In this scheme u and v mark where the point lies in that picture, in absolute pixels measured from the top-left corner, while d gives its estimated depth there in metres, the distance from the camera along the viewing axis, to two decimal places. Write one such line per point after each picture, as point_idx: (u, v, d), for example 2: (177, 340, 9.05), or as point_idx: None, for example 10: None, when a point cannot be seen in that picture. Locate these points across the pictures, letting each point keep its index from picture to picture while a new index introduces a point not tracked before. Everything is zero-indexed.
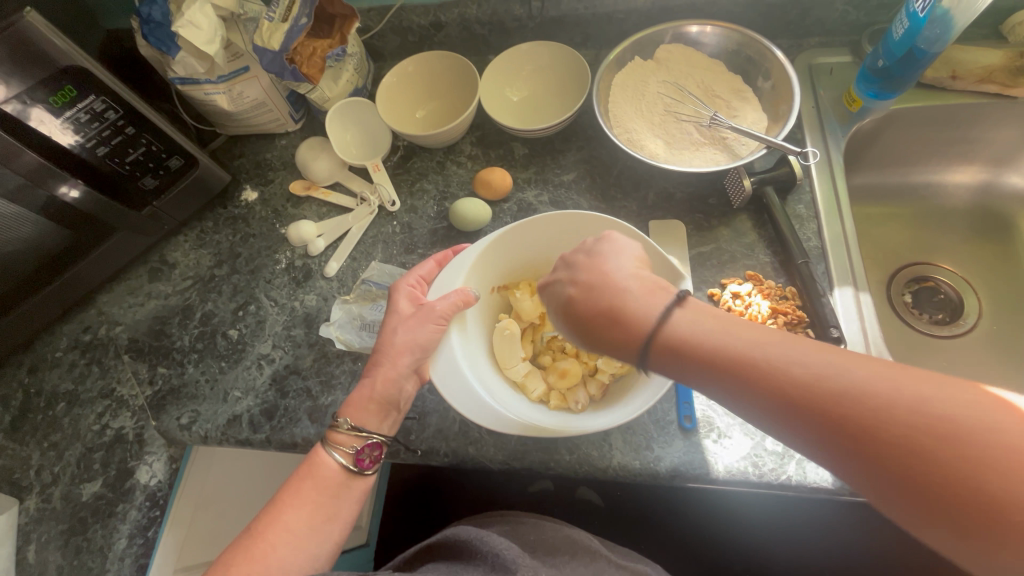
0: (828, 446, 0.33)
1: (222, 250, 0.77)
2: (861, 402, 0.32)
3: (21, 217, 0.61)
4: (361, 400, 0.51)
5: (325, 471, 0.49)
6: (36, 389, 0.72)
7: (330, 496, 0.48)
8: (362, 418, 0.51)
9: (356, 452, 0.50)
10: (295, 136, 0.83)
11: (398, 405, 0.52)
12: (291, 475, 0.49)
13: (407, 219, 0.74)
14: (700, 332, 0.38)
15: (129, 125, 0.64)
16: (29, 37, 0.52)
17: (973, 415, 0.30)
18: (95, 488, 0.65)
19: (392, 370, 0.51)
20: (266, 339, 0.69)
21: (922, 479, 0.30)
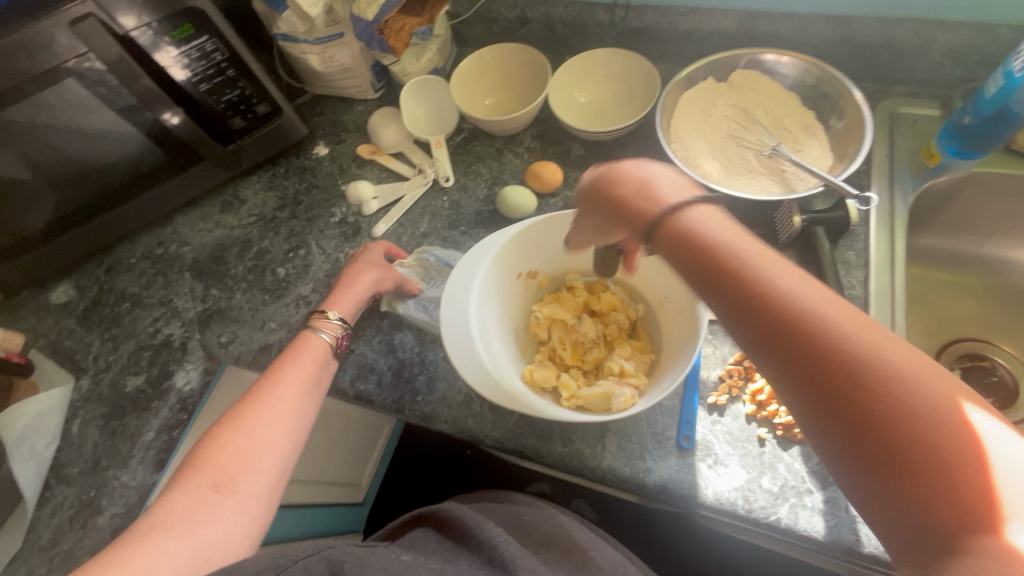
0: (800, 393, 0.31)
1: (287, 196, 0.83)
2: (875, 382, 0.29)
3: (127, 130, 0.70)
4: (345, 302, 0.63)
5: (314, 344, 0.59)
6: (109, 287, 0.81)
7: (319, 362, 0.58)
8: (349, 314, 0.63)
9: (339, 334, 0.61)
10: (372, 104, 0.89)
11: (357, 299, 0.64)
12: (286, 350, 0.58)
13: (457, 197, 0.77)
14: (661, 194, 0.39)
15: (231, 68, 0.70)
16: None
17: (920, 377, 0.29)
18: (138, 382, 0.73)
19: (353, 294, 0.64)
20: (308, 281, 0.75)
21: (851, 404, 0.29)
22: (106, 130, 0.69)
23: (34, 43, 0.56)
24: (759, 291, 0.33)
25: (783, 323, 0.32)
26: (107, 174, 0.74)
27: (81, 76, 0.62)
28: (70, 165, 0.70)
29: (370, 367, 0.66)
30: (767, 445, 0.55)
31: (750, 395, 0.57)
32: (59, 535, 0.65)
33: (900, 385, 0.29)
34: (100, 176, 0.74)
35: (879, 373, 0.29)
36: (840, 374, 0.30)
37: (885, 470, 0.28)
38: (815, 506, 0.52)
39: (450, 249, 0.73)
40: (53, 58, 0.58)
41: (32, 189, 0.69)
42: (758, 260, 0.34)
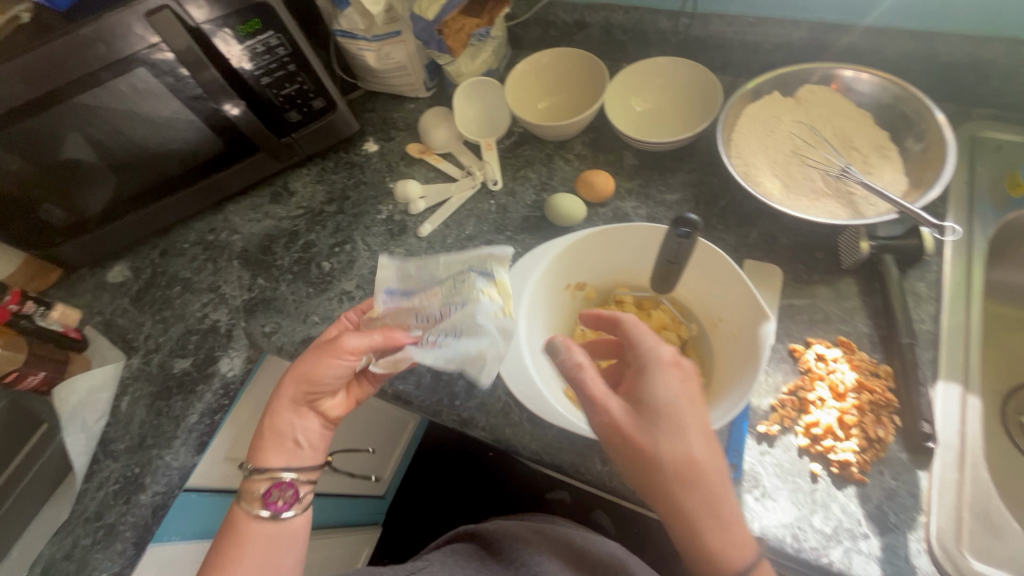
0: (631, 466, 0.45)
1: (335, 190, 0.84)
2: (684, 478, 0.44)
3: (190, 119, 0.72)
4: (269, 448, 0.54)
5: (249, 531, 0.51)
6: (162, 270, 0.84)
7: (263, 543, 0.51)
8: (274, 462, 0.53)
9: (269, 500, 0.52)
10: (424, 102, 0.89)
11: (294, 438, 0.54)
12: (216, 546, 0.51)
13: (505, 201, 0.77)
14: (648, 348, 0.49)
15: (292, 63, 0.71)
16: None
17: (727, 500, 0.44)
18: (185, 364, 0.75)
19: (291, 412, 0.54)
20: (352, 277, 0.76)
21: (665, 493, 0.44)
22: (170, 118, 0.71)
23: (109, 33, 0.58)
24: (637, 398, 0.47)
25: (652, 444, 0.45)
26: (167, 161, 0.76)
27: (152, 66, 0.63)
28: (135, 151, 0.73)
29: (410, 368, 0.66)
30: (820, 482, 0.52)
31: (804, 427, 0.54)
32: (101, 509, 0.66)
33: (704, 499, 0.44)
34: (161, 162, 0.76)
35: (698, 493, 0.44)
36: (663, 470, 0.44)
37: (675, 528, 0.45)
38: (870, 552, 0.49)
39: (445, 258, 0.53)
40: (125, 48, 0.60)
41: (98, 171, 0.72)
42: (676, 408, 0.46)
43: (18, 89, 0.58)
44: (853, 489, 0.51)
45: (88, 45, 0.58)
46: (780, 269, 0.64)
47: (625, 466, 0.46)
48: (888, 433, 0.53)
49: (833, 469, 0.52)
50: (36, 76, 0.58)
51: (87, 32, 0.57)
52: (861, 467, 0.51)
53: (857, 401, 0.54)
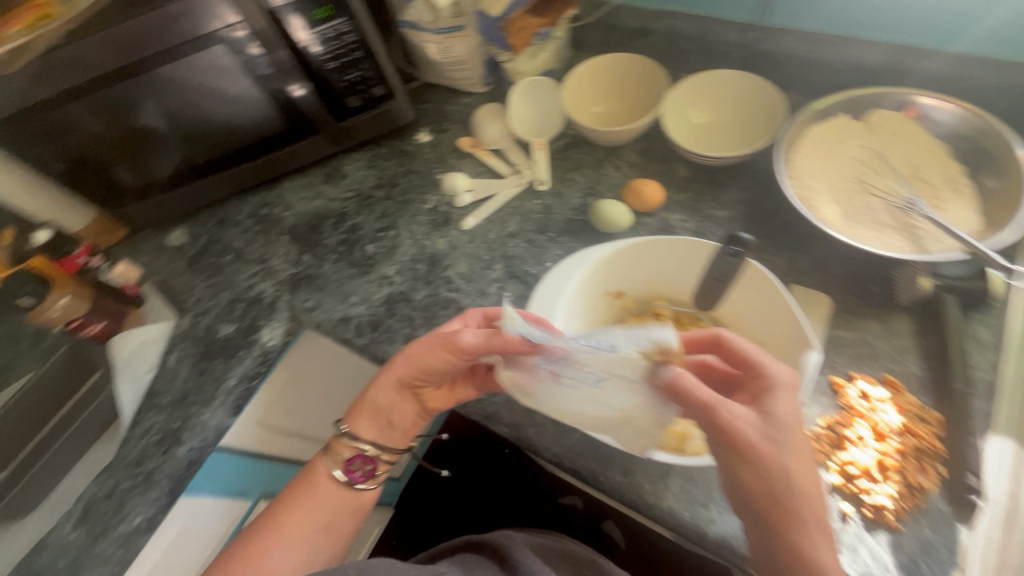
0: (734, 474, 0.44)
1: (386, 176, 0.86)
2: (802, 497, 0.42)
3: (257, 97, 0.75)
4: (362, 414, 0.61)
5: (327, 486, 0.59)
6: (217, 238, 0.88)
7: (331, 505, 0.59)
8: (360, 429, 0.61)
9: (349, 463, 0.59)
10: (479, 98, 0.90)
11: (389, 418, 0.61)
12: (297, 483, 0.59)
13: (550, 202, 0.77)
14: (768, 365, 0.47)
15: (358, 49, 0.73)
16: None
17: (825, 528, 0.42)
18: (229, 330, 0.78)
19: (389, 390, 0.60)
20: (393, 262, 0.77)
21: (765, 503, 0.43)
22: (240, 94, 0.74)
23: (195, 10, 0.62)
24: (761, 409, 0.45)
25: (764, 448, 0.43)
26: (233, 135, 0.80)
27: (229, 44, 0.67)
28: (204, 123, 0.77)
29: None
30: (849, 524, 0.50)
31: (839, 465, 0.52)
32: (143, 457, 0.71)
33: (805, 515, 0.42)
34: (227, 135, 0.80)
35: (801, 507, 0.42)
36: (769, 478, 0.42)
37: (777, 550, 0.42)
38: None
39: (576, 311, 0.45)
40: (207, 25, 0.63)
41: (169, 138, 0.77)
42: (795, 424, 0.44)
43: (109, 59, 0.62)
44: (884, 535, 0.49)
45: (173, 20, 0.61)
46: (829, 298, 0.61)
47: (739, 475, 0.43)
48: (929, 481, 0.50)
49: (866, 512, 0.50)
50: (127, 48, 0.62)
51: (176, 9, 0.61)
52: (897, 514, 0.49)
53: (899, 444, 0.52)
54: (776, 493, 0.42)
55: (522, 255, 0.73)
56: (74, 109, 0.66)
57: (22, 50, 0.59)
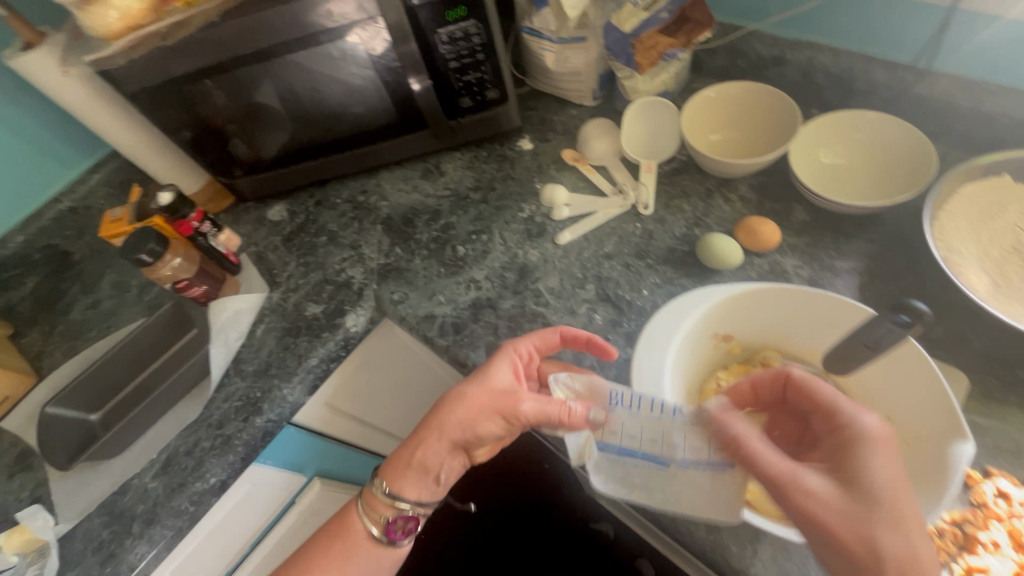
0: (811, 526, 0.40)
1: (483, 179, 0.86)
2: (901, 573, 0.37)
3: (377, 88, 0.77)
4: (399, 471, 0.57)
5: (362, 543, 0.58)
6: (313, 218, 0.90)
7: (373, 560, 0.58)
8: (399, 487, 0.57)
9: (389, 523, 0.57)
10: (586, 111, 0.88)
11: (435, 475, 0.57)
12: (330, 544, 0.58)
13: (651, 227, 0.74)
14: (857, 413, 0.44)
15: (481, 52, 0.73)
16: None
17: None
18: (316, 310, 0.80)
19: (437, 444, 0.55)
20: (483, 267, 0.77)
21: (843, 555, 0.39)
22: (361, 83, 0.76)
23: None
24: (840, 478, 0.42)
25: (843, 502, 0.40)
26: (345, 122, 0.82)
27: (364, 35, 0.68)
28: (322, 107, 0.79)
29: None
30: None
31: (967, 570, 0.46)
32: (223, 419, 0.73)
33: None
34: (341, 122, 0.82)
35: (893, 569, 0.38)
36: (853, 538, 0.39)
37: None
38: None
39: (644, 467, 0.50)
40: (340, 15, 0.65)
41: (288, 119, 0.80)
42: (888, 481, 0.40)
43: (248, 41, 0.65)
44: None
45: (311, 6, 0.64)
46: (964, 376, 0.55)
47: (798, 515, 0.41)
48: None
49: None
50: (262, 31, 0.65)
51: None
52: None
53: None
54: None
55: (617, 278, 0.71)
56: (207, 84, 0.70)
57: (181, 26, 0.63)
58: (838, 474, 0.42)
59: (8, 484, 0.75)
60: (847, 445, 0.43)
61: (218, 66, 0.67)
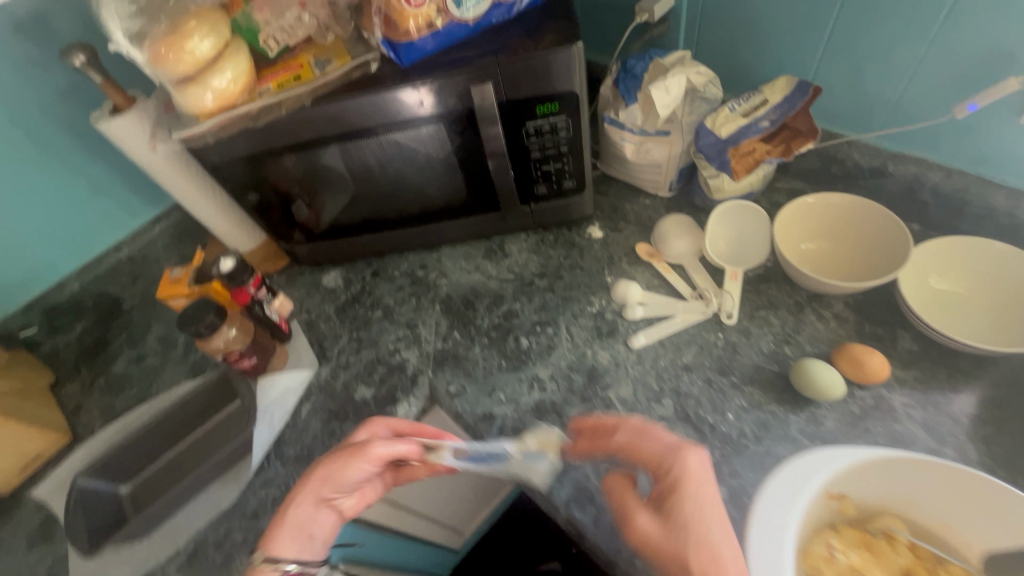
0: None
1: (550, 265, 0.83)
2: None
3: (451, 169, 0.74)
4: (280, 532, 0.57)
5: None
6: (369, 289, 0.87)
7: None
8: (281, 546, 0.56)
9: None
10: (660, 202, 0.85)
11: (310, 531, 0.58)
12: None
13: (735, 339, 0.68)
14: (688, 460, 0.51)
15: (565, 145, 0.70)
16: (562, 62, 0.60)
17: None
18: (366, 393, 0.75)
19: (308, 496, 0.58)
20: (548, 364, 0.72)
21: None
22: (436, 165, 0.74)
23: (433, 94, 0.62)
24: (665, 526, 0.50)
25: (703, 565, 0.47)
26: (412, 200, 0.80)
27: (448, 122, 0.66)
28: (393, 184, 0.77)
29: (590, 496, 0.61)
30: None
31: None
32: (258, 510, 0.67)
33: None
34: (410, 198, 0.80)
35: None
36: None
37: None
38: None
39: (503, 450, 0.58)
40: (432, 106, 0.64)
41: (359, 192, 0.78)
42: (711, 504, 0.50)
43: (332, 124, 0.64)
44: None
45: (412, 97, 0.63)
46: None
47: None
48: None
49: None
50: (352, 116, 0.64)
51: (415, 90, 0.62)
52: None
53: None
54: None
55: (697, 396, 0.65)
56: (283, 158, 0.69)
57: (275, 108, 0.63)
58: (664, 481, 0.52)
59: (28, 556, 0.69)
60: (706, 480, 0.49)
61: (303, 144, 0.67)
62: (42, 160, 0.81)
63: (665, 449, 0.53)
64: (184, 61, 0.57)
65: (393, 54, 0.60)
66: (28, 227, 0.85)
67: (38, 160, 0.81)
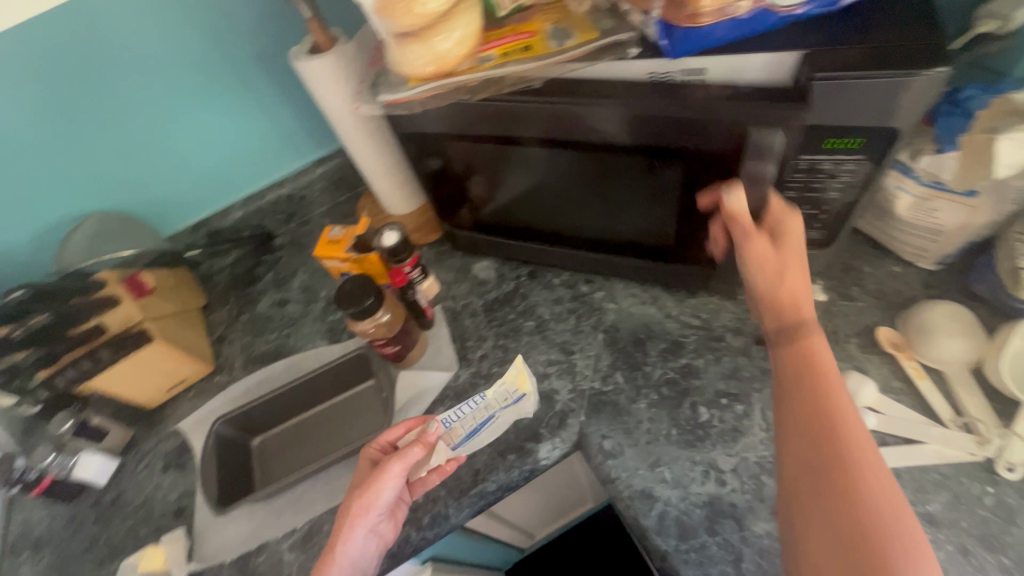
0: (798, 463, 0.42)
1: (748, 322, 0.67)
2: (851, 471, 0.40)
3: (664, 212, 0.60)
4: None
5: None
6: (523, 292, 0.78)
7: None
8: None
9: None
10: (915, 274, 0.66)
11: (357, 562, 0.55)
12: None
13: (1011, 503, 0.51)
14: (800, 301, 0.50)
15: (838, 191, 0.53)
16: (901, 90, 0.43)
17: (861, 456, 0.40)
18: (505, 418, 0.67)
19: (354, 529, 0.54)
20: (730, 453, 0.59)
21: (828, 486, 0.40)
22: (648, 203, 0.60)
23: (692, 127, 0.48)
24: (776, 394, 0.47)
25: (810, 430, 0.42)
26: (598, 227, 0.66)
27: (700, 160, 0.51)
28: (588, 203, 0.64)
29: None
30: None
31: None
32: None
33: (851, 457, 0.40)
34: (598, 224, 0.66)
35: (866, 473, 0.39)
36: (823, 461, 0.41)
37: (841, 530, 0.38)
38: None
39: (494, 407, 0.65)
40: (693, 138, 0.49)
41: (548, 200, 0.65)
42: (825, 373, 0.45)
43: (542, 128, 0.54)
44: None
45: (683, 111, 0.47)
46: None
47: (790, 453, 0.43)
48: None
49: None
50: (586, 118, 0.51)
51: (692, 120, 0.48)
52: None
53: None
54: (835, 478, 0.40)
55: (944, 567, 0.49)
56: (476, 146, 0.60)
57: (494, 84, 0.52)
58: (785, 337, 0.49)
59: (161, 478, 0.72)
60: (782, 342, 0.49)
61: (524, 141, 0.57)
62: (230, 82, 0.77)
63: (794, 302, 0.50)
64: (412, 14, 0.48)
65: (664, 40, 0.46)
66: (202, 148, 0.82)
67: (225, 80, 0.77)
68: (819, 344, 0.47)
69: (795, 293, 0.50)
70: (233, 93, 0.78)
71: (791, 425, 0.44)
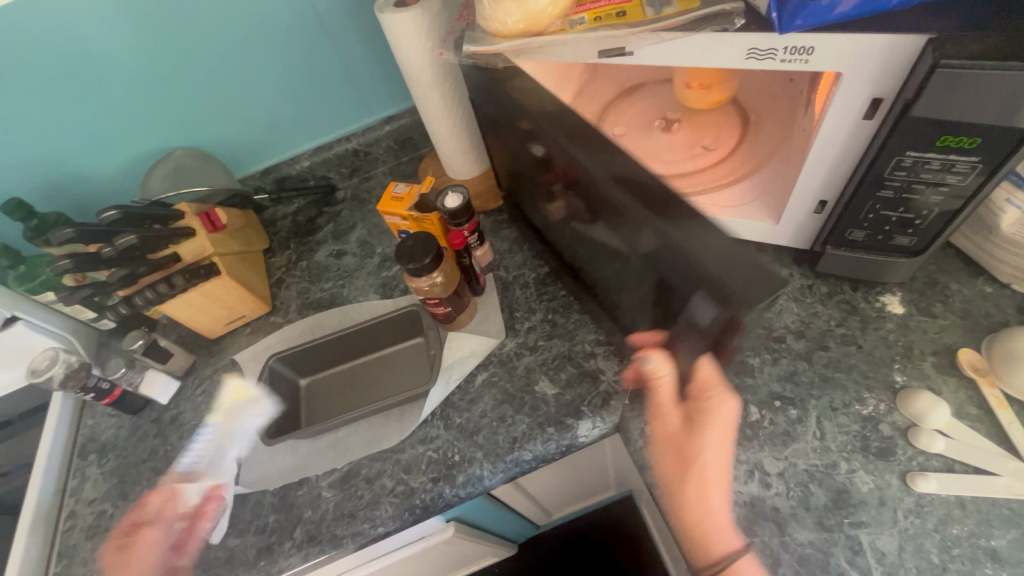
0: (679, 518, 0.54)
1: (813, 326, 0.64)
2: (713, 536, 0.52)
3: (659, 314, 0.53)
4: None
5: None
6: None
7: None
8: None
9: None
10: (1009, 297, 0.60)
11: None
12: None
13: None
14: (721, 408, 0.52)
15: (942, 195, 0.49)
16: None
17: (722, 529, 0.53)
18: (547, 391, 0.67)
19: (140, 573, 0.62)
20: (778, 456, 0.56)
21: (701, 548, 0.52)
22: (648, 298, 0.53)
23: (678, 252, 0.43)
24: (689, 431, 0.54)
25: (676, 510, 0.54)
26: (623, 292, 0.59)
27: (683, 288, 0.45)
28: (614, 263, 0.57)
29: None
30: None
31: None
32: (412, 465, 0.65)
33: (716, 523, 0.53)
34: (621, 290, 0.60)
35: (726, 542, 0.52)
36: (705, 531, 0.52)
37: None
38: None
39: (230, 424, 0.73)
40: (673, 268, 0.45)
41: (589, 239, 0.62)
42: (707, 457, 0.54)
43: (588, 153, 0.49)
44: None
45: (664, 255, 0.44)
46: None
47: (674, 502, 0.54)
48: None
49: None
50: (609, 202, 0.49)
51: (670, 247, 0.44)
52: None
53: None
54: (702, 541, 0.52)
55: None
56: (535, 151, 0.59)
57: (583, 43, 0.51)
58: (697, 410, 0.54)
59: (216, 404, 0.77)
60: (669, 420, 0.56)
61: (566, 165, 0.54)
62: (312, 24, 0.78)
63: (692, 405, 0.54)
64: None
65: (774, 14, 0.44)
66: (279, 90, 0.84)
67: (308, 23, 0.78)
68: (721, 431, 0.54)
69: (720, 404, 0.52)
70: (314, 36, 0.79)
71: (684, 484, 0.54)
